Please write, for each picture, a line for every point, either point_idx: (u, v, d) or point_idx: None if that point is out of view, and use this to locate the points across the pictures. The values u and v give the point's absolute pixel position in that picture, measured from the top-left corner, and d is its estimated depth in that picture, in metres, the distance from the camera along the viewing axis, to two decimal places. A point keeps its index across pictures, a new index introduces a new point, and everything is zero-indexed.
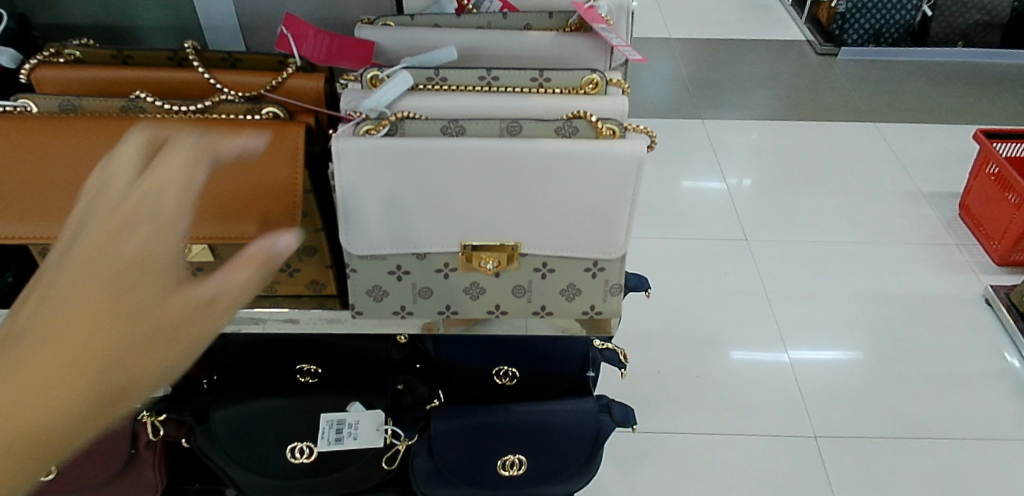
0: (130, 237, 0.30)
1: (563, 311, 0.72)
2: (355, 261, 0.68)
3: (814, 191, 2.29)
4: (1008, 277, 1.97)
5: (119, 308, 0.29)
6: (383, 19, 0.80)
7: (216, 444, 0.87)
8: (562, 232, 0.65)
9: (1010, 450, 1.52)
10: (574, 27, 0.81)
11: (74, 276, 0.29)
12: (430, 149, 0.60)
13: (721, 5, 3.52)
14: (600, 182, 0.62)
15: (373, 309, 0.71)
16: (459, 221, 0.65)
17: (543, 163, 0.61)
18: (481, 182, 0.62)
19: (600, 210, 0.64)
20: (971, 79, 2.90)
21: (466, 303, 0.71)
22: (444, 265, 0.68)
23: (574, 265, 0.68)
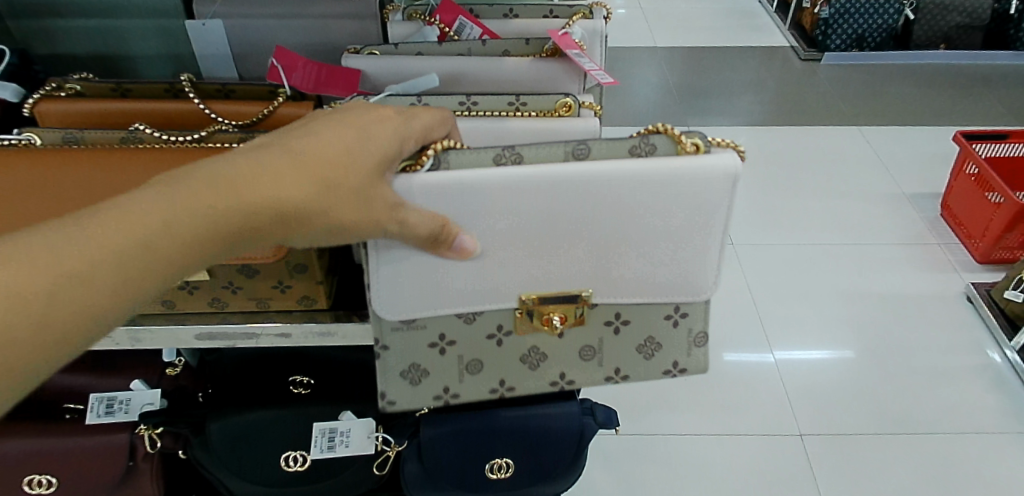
0: (142, 217, 0.42)
1: (633, 368, 0.78)
2: (391, 341, 0.72)
3: (798, 194, 2.34)
4: (988, 275, 2.02)
5: (109, 263, 0.40)
6: (368, 47, 0.83)
7: (215, 456, 0.89)
8: (642, 268, 0.68)
9: (991, 442, 1.56)
10: (549, 53, 0.86)
11: (95, 233, 0.40)
12: (506, 178, 0.60)
13: (706, 13, 3.58)
14: (693, 209, 0.64)
15: (420, 388, 0.76)
16: (519, 269, 0.66)
17: (637, 194, 0.62)
18: (559, 217, 0.63)
19: (680, 239, 0.66)
20: (952, 81, 2.96)
21: (525, 373, 0.77)
22: (497, 331, 0.73)
23: (656, 314, 0.74)
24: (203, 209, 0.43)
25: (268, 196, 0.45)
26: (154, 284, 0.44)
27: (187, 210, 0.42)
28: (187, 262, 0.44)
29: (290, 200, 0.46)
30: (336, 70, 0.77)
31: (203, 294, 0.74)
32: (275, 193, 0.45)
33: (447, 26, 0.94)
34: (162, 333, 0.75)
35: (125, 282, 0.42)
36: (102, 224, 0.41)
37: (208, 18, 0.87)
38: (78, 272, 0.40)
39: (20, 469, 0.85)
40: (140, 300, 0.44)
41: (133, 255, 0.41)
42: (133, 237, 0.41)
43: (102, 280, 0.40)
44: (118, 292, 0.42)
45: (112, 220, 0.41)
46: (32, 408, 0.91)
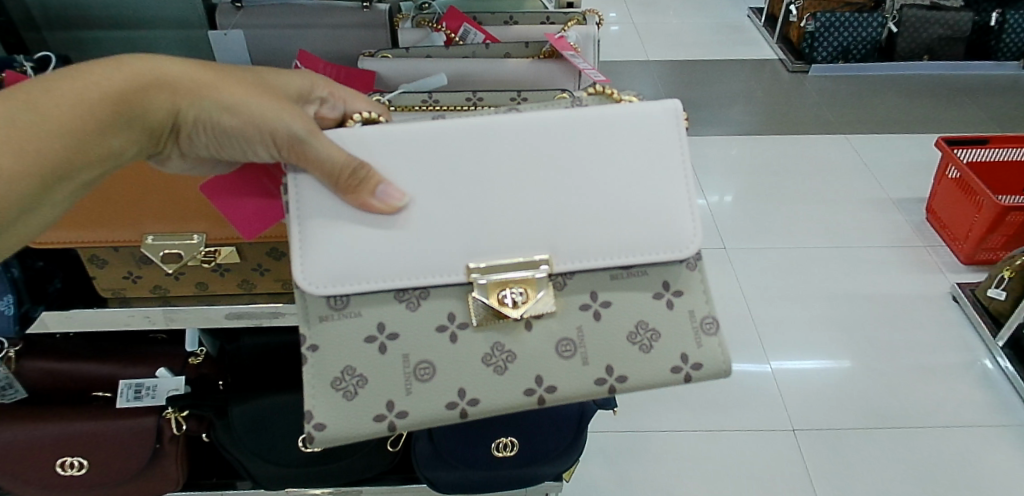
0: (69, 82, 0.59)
1: (629, 366, 0.72)
2: (322, 340, 0.70)
3: (786, 199, 2.41)
4: (972, 275, 2.08)
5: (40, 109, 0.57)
6: (384, 51, 0.96)
7: (236, 437, 0.98)
8: (609, 221, 0.70)
9: (976, 435, 1.61)
10: (546, 54, 0.98)
11: (35, 89, 0.57)
12: (450, 129, 0.69)
13: (697, 28, 3.68)
14: (640, 149, 0.71)
15: (359, 405, 0.70)
16: (467, 231, 0.69)
17: (576, 139, 0.70)
18: (503, 167, 0.69)
19: (640, 184, 0.71)
20: (934, 91, 3.05)
21: (490, 382, 0.71)
22: (449, 322, 0.71)
23: (644, 293, 0.73)
24: (114, 83, 0.60)
25: (165, 78, 0.62)
26: (67, 129, 0.58)
27: (95, 77, 0.59)
28: (92, 115, 0.59)
29: (172, 75, 0.62)
30: (353, 74, 0.87)
31: (233, 277, 0.89)
32: (169, 75, 0.62)
33: (453, 33, 1.06)
34: (194, 313, 0.90)
35: (41, 116, 0.57)
36: (39, 84, 0.58)
37: (231, 31, 1.03)
38: (18, 113, 0.56)
39: (56, 451, 0.95)
40: (57, 143, 0.58)
41: (60, 106, 0.58)
42: (62, 94, 0.58)
43: (33, 120, 0.56)
44: (33, 124, 0.56)
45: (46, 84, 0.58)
46: (67, 395, 1.00)
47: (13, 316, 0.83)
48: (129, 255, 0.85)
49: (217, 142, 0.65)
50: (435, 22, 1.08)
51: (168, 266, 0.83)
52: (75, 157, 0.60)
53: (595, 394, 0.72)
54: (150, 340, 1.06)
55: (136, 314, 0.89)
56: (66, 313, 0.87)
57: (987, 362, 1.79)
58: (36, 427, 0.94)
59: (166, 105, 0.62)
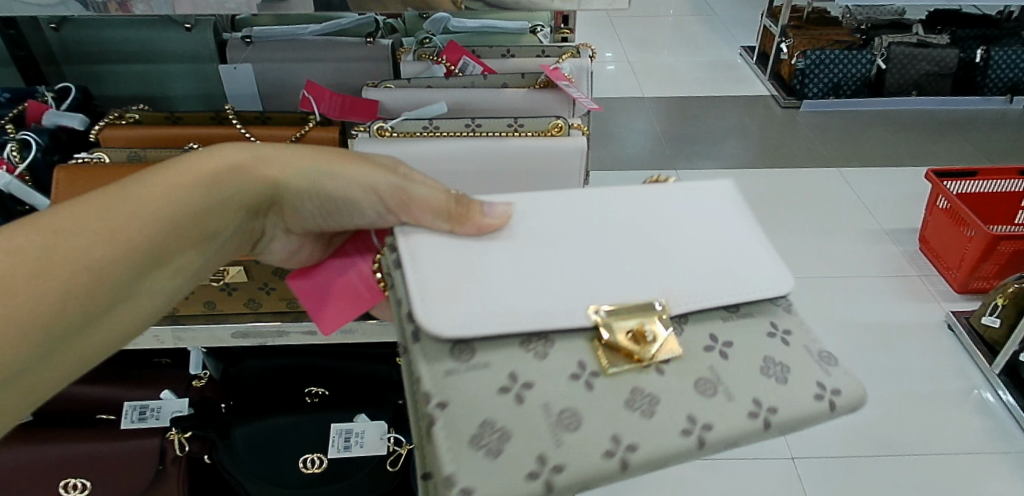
0: (163, 182, 0.59)
1: (776, 395, 0.61)
2: (445, 393, 0.58)
3: (780, 229, 2.44)
4: (966, 303, 2.10)
5: (146, 213, 0.57)
6: (385, 83, 1.05)
7: (238, 459, 1.04)
8: (714, 282, 0.65)
9: (976, 462, 1.61)
10: (543, 84, 1.07)
11: (137, 195, 0.57)
12: (548, 202, 0.71)
13: (692, 66, 3.77)
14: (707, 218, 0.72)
15: (509, 456, 0.54)
16: (590, 266, 0.65)
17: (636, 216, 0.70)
18: (589, 222, 0.69)
19: (729, 246, 0.69)
20: (924, 125, 3.11)
21: (639, 425, 0.57)
22: (581, 370, 0.60)
23: (757, 330, 0.65)
24: (213, 179, 0.63)
25: (261, 167, 0.66)
26: (166, 216, 0.58)
27: (190, 172, 0.61)
28: (188, 201, 0.60)
29: (266, 164, 0.67)
30: (356, 101, 0.99)
31: (240, 296, 0.94)
32: (267, 164, 0.67)
33: (452, 65, 1.12)
34: (203, 334, 0.94)
35: (136, 205, 0.56)
36: (133, 188, 0.57)
37: (238, 63, 1.11)
38: (121, 218, 0.55)
39: (58, 473, 0.99)
40: (157, 248, 0.57)
41: (165, 207, 0.58)
42: (164, 198, 0.59)
43: (142, 223, 0.56)
44: (131, 211, 0.56)
45: (141, 186, 0.58)
46: (69, 417, 1.06)
47: None
48: None
49: (312, 208, 0.69)
50: (436, 55, 1.15)
51: None
52: (176, 244, 0.59)
53: (751, 433, 0.59)
54: (153, 365, 1.12)
55: (145, 335, 0.92)
56: None
57: (987, 393, 1.79)
58: (42, 447, 0.99)
59: (257, 180, 0.66)
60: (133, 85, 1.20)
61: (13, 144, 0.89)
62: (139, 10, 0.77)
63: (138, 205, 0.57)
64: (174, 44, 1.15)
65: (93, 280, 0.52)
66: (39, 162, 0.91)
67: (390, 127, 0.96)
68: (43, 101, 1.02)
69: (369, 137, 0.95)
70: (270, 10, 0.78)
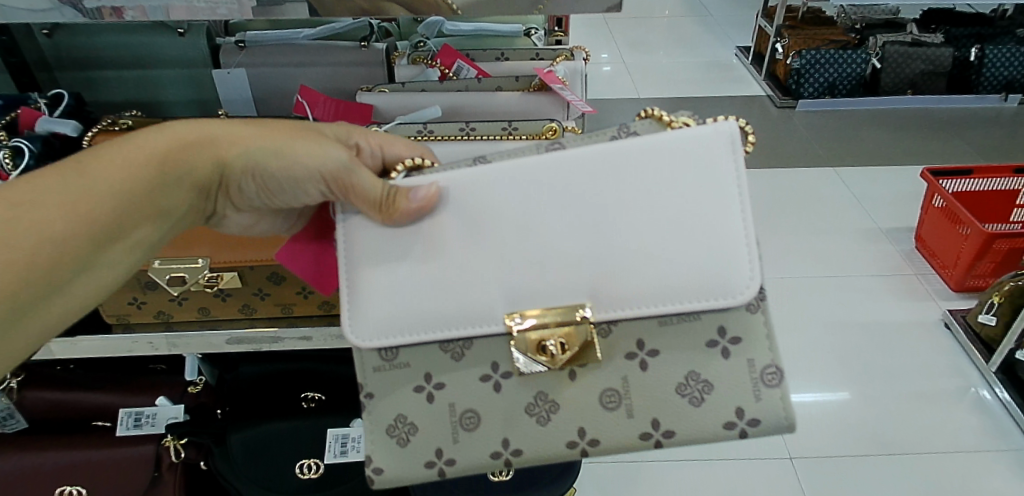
0: (115, 156, 0.63)
1: (675, 420, 0.72)
2: (375, 387, 0.76)
3: (776, 228, 2.45)
4: (962, 302, 2.10)
5: (94, 185, 0.61)
6: (379, 86, 1.05)
7: (233, 465, 1.04)
8: (657, 271, 0.69)
9: (974, 460, 1.61)
10: (537, 87, 1.06)
11: (88, 169, 0.62)
12: (493, 182, 0.69)
13: (688, 66, 3.77)
14: (687, 191, 0.67)
15: (412, 451, 0.75)
16: (517, 266, 0.70)
17: (596, 195, 0.67)
18: (540, 210, 0.68)
19: (693, 222, 0.68)
20: (920, 124, 3.12)
21: (534, 433, 0.74)
22: (493, 372, 0.74)
23: (698, 338, 0.72)
24: (165, 152, 0.65)
25: (215, 138, 0.68)
26: (116, 189, 0.62)
27: (141, 145, 0.65)
28: (137, 176, 0.63)
29: (219, 136, 0.68)
30: (350, 105, 0.99)
31: (235, 301, 0.94)
32: (220, 134, 0.68)
33: (446, 69, 1.12)
34: (197, 340, 0.93)
35: (87, 179, 0.61)
36: (87, 163, 0.62)
37: (232, 68, 1.11)
38: (69, 191, 0.60)
39: (54, 480, 0.99)
40: (107, 219, 0.62)
41: (115, 180, 0.62)
42: (115, 171, 0.63)
43: (91, 197, 0.61)
44: (82, 185, 0.61)
45: (94, 161, 0.62)
46: (65, 425, 1.06)
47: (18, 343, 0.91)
48: (135, 281, 0.90)
49: (262, 190, 0.70)
50: (430, 59, 1.15)
51: (173, 288, 0.89)
52: (124, 219, 0.63)
53: (642, 447, 0.74)
54: (149, 371, 1.12)
55: (140, 342, 0.92)
56: (72, 338, 0.90)
57: (984, 391, 1.79)
58: (38, 455, 0.99)
59: (208, 155, 0.67)
60: (127, 91, 1.19)
61: (5, 151, 0.89)
62: (130, 15, 0.76)
63: (87, 179, 0.61)
64: (168, 49, 1.15)
65: (41, 249, 0.58)
66: (32, 168, 0.90)
67: (384, 130, 0.96)
68: (37, 108, 1.02)
69: None
70: (264, 15, 0.78)
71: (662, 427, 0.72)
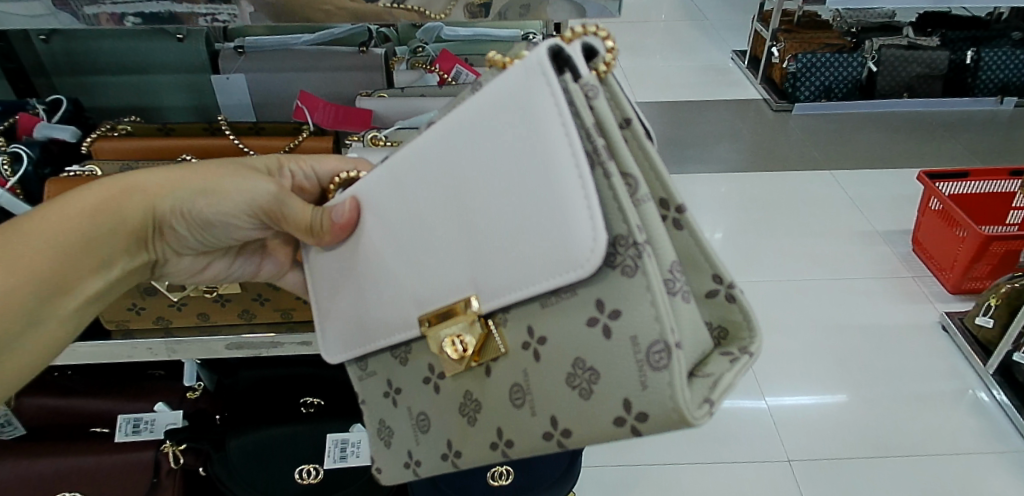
0: (46, 214, 0.64)
1: (574, 418, 0.51)
2: (366, 394, 0.78)
3: (773, 231, 2.45)
4: (960, 304, 2.10)
5: (32, 244, 0.62)
6: (378, 92, 1.06)
7: (232, 471, 1.04)
8: (504, 251, 0.52)
9: (973, 462, 1.61)
10: None
11: (24, 228, 0.62)
12: (374, 185, 0.64)
13: (684, 70, 3.78)
14: (513, 133, 0.48)
15: (393, 454, 0.75)
16: (405, 267, 0.62)
17: (447, 173, 0.55)
18: (415, 203, 0.59)
19: (525, 175, 0.48)
20: (915, 127, 3.13)
21: (467, 432, 0.62)
22: (431, 373, 0.66)
23: (575, 320, 0.50)
24: (97, 204, 0.67)
25: (144, 186, 0.69)
26: (55, 247, 0.63)
27: (73, 199, 0.65)
28: (75, 232, 0.65)
29: (146, 183, 0.70)
30: (350, 111, 0.99)
31: (234, 307, 0.93)
32: (147, 181, 0.70)
33: (446, 74, 1.12)
34: (195, 346, 0.93)
35: (23, 238, 0.62)
36: (20, 223, 0.63)
37: (231, 74, 1.11)
38: (9, 252, 0.61)
39: (52, 487, 0.99)
40: (50, 277, 0.63)
41: (50, 236, 0.63)
42: (49, 228, 0.63)
43: (31, 256, 0.62)
44: (18, 245, 0.61)
45: (27, 221, 0.63)
46: (62, 429, 1.06)
47: None
48: (133, 287, 0.89)
49: (197, 227, 0.74)
50: (429, 64, 1.16)
51: (173, 294, 0.91)
52: (67, 273, 0.65)
53: (552, 451, 0.55)
54: (148, 377, 1.12)
55: (138, 348, 0.92)
56: (70, 345, 0.90)
57: (981, 393, 1.79)
58: (37, 461, 0.99)
59: (140, 204, 0.69)
60: (125, 96, 1.19)
61: (4, 158, 0.89)
62: (130, 22, 0.77)
63: (22, 238, 0.62)
64: (166, 55, 1.15)
65: None
66: (31, 175, 0.90)
67: (383, 136, 0.95)
68: (35, 114, 1.01)
69: (362, 145, 0.94)
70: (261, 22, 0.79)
71: (564, 428, 0.52)
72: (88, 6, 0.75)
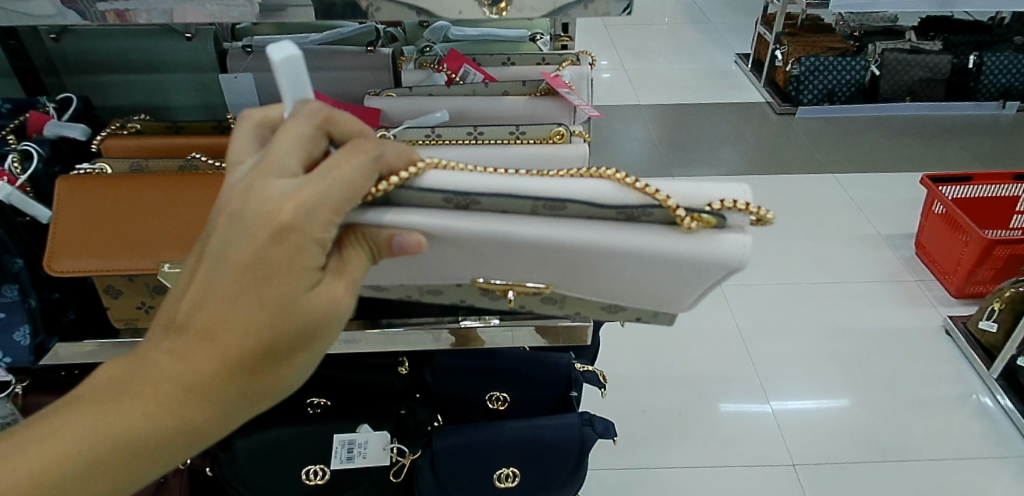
0: (139, 445, 0.49)
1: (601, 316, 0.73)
2: None
3: (778, 235, 2.45)
4: (963, 308, 2.10)
5: (136, 469, 0.50)
6: (387, 91, 1.06)
7: (239, 470, 1.06)
8: (601, 299, 0.68)
9: (976, 468, 1.60)
10: (544, 92, 1.07)
11: (111, 460, 0.49)
12: (470, 236, 0.60)
13: (687, 73, 3.78)
14: (664, 278, 0.62)
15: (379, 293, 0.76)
16: (470, 262, 0.65)
17: (587, 262, 0.62)
18: (520, 260, 0.63)
19: (649, 295, 0.66)
20: (918, 131, 3.13)
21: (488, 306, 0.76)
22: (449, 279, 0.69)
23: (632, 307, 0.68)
24: (199, 417, 0.50)
25: (241, 373, 0.49)
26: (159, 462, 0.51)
27: (164, 418, 0.49)
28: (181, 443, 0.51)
29: (240, 363, 0.49)
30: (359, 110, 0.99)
31: None
32: (242, 364, 0.49)
33: (453, 73, 1.13)
34: None
35: (121, 472, 0.50)
36: (103, 457, 0.48)
37: (239, 73, 1.11)
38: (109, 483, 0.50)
39: None
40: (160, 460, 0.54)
41: (148, 457, 0.50)
42: (144, 456, 0.50)
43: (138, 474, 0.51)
44: (115, 476, 0.50)
45: (110, 454, 0.49)
46: None
47: (29, 347, 0.89)
48: (142, 286, 0.87)
49: None
50: (437, 64, 1.16)
51: None
52: None
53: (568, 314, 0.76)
54: None
55: None
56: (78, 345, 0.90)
57: (985, 398, 1.78)
58: None
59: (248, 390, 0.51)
60: (134, 96, 1.20)
61: (15, 155, 0.88)
62: (143, 18, 0.76)
63: (118, 469, 0.49)
64: (175, 54, 1.15)
65: None
66: (41, 173, 0.90)
67: (392, 135, 0.95)
68: (45, 112, 1.01)
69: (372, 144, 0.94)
70: (269, 20, 0.77)
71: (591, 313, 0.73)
72: (102, 2, 0.75)
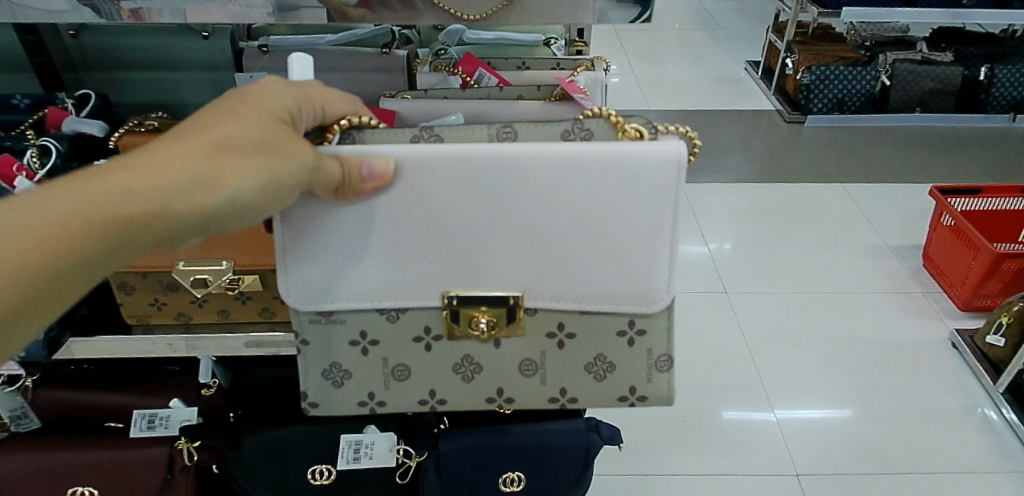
0: (68, 208, 0.46)
1: (579, 390, 0.77)
2: (313, 336, 0.74)
3: (785, 243, 2.44)
4: (971, 321, 2.08)
5: (57, 246, 0.45)
6: (402, 93, 1.06)
7: (244, 468, 1.06)
8: (575, 288, 0.69)
9: (977, 483, 1.59)
10: (559, 97, 1.06)
11: (37, 220, 0.45)
12: (433, 181, 0.63)
13: (697, 80, 3.78)
14: (629, 192, 0.63)
15: (348, 390, 0.77)
16: (439, 246, 0.67)
17: (548, 184, 0.63)
18: (484, 215, 0.65)
19: (620, 248, 0.66)
20: (928, 142, 3.12)
21: (459, 387, 0.77)
22: (425, 334, 0.73)
23: (608, 328, 0.73)
24: (142, 193, 0.47)
25: (196, 161, 0.50)
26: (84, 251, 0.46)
27: (106, 188, 0.47)
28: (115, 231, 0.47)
29: (199, 151, 0.50)
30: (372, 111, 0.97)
31: (254, 305, 0.93)
32: (203, 154, 0.50)
33: (468, 76, 1.13)
34: (215, 342, 0.94)
35: (38, 235, 0.45)
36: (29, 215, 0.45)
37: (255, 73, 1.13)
38: (20, 254, 0.44)
39: (69, 481, 1.01)
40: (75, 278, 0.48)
41: (74, 234, 0.46)
42: (76, 219, 0.46)
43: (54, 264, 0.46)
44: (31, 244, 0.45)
45: (38, 215, 0.45)
46: (78, 424, 1.08)
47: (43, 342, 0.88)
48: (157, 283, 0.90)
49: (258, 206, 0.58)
50: (451, 67, 1.16)
51: (196, 291, 0.89)
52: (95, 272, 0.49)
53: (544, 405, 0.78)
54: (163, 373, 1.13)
55: (160, 343, 0.94)
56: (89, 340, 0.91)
57: (990, 412, 1.77)
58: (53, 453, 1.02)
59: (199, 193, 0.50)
60: (150, 94, 1.21)
61: (34, 150, 0.90)
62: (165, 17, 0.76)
63: (40, 236, 0.45)
64: (190, 53, 1.16)
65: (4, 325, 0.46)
66: (59, 167, 0.91)
67: None
68: (63, 108, 1.02)
69: None
70: (286, 21, 0.78)
71: (567, 393, 0.77)
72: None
